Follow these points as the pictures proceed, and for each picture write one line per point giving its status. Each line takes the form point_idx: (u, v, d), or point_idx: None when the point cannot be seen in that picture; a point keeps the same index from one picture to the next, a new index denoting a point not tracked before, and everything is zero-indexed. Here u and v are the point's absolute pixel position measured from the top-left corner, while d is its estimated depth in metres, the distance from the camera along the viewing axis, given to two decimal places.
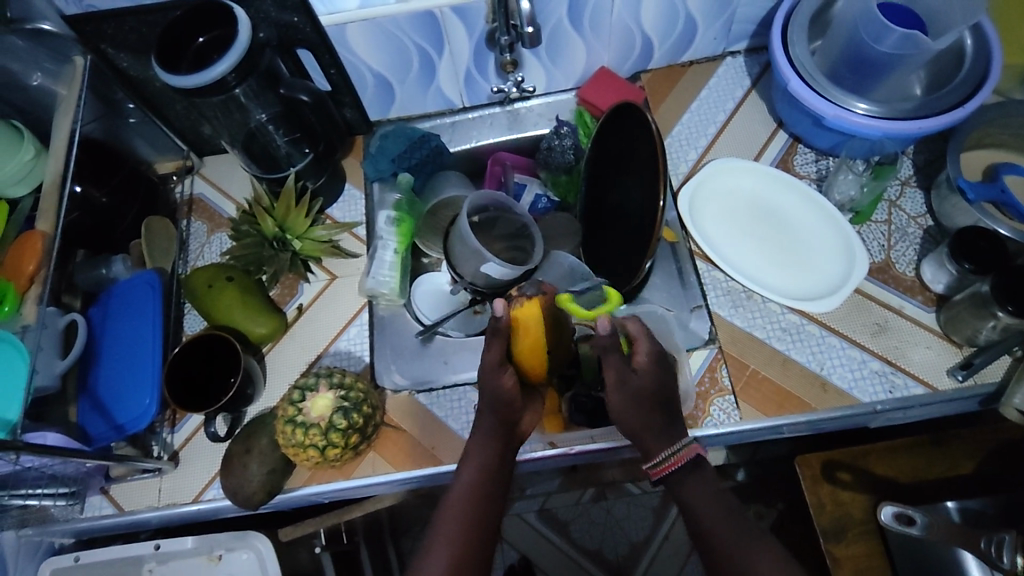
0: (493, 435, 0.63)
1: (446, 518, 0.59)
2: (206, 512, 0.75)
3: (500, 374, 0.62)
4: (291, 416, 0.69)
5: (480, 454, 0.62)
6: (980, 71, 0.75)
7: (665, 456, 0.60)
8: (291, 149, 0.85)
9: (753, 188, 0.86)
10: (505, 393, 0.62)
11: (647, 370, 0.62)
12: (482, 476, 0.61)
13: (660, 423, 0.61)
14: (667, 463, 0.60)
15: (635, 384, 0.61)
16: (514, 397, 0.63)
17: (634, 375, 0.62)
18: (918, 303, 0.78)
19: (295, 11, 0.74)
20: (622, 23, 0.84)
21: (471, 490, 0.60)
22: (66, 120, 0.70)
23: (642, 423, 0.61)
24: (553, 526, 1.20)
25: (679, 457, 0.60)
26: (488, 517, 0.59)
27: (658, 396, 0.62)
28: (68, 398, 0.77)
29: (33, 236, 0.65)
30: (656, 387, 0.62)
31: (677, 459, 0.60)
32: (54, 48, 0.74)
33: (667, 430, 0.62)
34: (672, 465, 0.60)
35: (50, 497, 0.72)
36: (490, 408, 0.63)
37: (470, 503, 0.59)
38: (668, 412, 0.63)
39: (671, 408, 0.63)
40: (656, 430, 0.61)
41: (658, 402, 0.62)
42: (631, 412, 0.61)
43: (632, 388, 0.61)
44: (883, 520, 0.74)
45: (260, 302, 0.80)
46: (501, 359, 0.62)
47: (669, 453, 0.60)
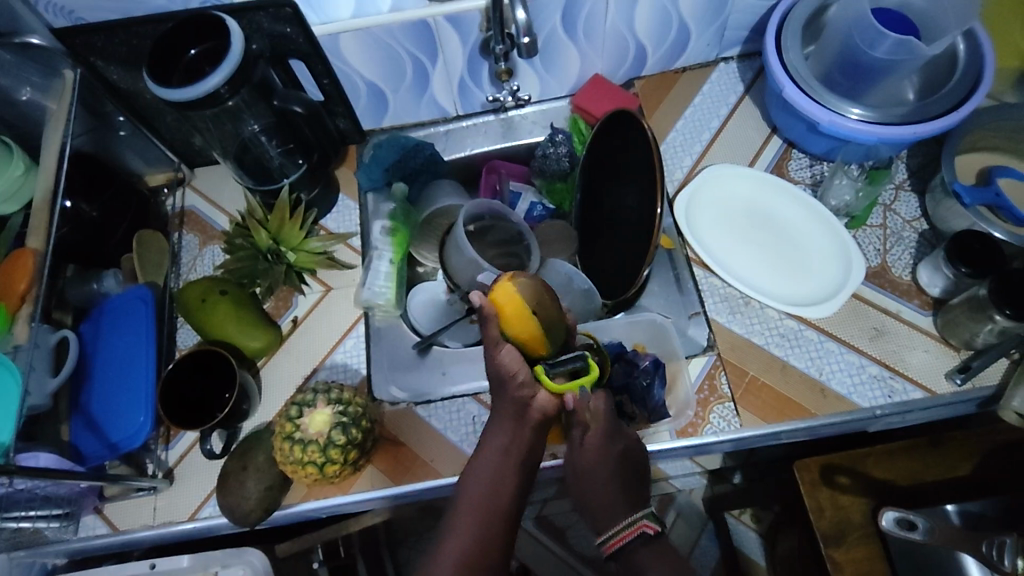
0: (504, 422, 0.62)
1: (459, 520, 0.61)
2: (202, 530, 0.74)
3: (500, 348, 0.59)
4: (289, 433, 0.69)
5: (496, 448, 0.63)
6: (973, 75, 0.75)
7: (618, 530, 0.65)
8: (284, 160, 0.84)
9: (749, 194, 0.86)
10: (506, 366, 0.59)
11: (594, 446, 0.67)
12: (494, 473, 0.62)
13: (618, 497, 0.67)
14: (618, 538, 0.65)
15: (586, 456, 0.67)
16: (519, 368, 0.59)
17: (584, 450, 0.67)
18: (915, 307, 0.78)
19: (288, 22, 0.73)
20: (616, 30, 0.84)
21: (481, 497, 0.61)
22: (56, 134, 0.69)
23: (601, 495, 0.67)
24: (552, 535, 1.19)
25: (628, 531, 0.65)
26: (499, 518, 0.61)
27: (617, 470, 0.68)
28: (60, 415, 0.75)
29: (24, 253, 0.64)
30: (609, 457, 0.67)
31: (629, 531, 0.65)
32: (42, 61, 0.73)
33: (623, 501, 0.67)
34: (622, 539, 0.65)
35: (45, 518, 0.72)
36: (500, 390, 0.62)
37: (480, 507, 0.61)
38: (630, 484, 0.68)
39: (634, 478, 0.68)
40: (611, 502, 0.67)
41: (616, 474, 0.67)
42: (591, 484, 0.67)
43: (582, 461, 0.68)
44: (884, 525, 0.73)
45: (254, 316, 0.79)
46: (499, 335, 0.59)
47: (621, 527, 0.65)
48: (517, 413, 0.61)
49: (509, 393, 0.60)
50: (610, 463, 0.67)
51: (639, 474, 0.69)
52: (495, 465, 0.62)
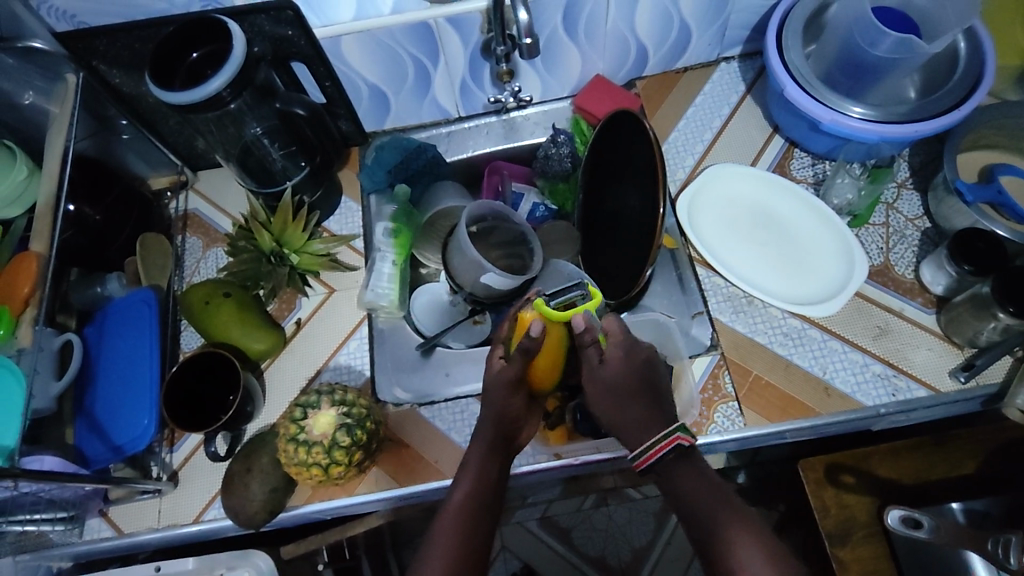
0: (488, 446, 0.63)
1: (443, 525, 0.58)
2: (207, 532, 0.74)
3: (513, 394, 0.64)
4: (293, 434, 0.69)
5: (478, 465, 0.62)
6: (974, 74, 0.75)
7: (651, 445, 0.58)
8: (286, 163, 0.84)
9: (752, 193, 0.87)
10: (510, 412, 0.64)
11: (616, 360, 0.63)
12: (478, 487, 0.61)
13: (637, 412, 0.61)
14: (648, 454, 0.58)
15: (602, 377, 0.63)
16: (518, 414, 0.65)
17: (604, 366, 0.63)
18: (918, 306, 0.78)
19: (290, 25, 0.73)
20: (617, 31, 0.84)
21: (467, 501, 0.59)
22: (60, 139, 0.69)
23: (618, 410, 0.62)
24: (556, 534, 1.19)
25: (661, 446, 0.58)
26: (483, 528, 0.59)
27: (635, 387, 0.62)
28: (64, 418, 0.75)
29: (28, 256, 0.64)
30: (633, 373, 0.63)
31: (658, 451, 0.58)
32: (45, 65, 0.73)
33: (647, 418, 0.61)
34: (653, 459, 0.58)
35: (49, 522, 0.70)
36: (494, 423, 0.64)
37: (467, 513, 0.59)
38: (654, 401, 0.62)
39: (657, 398, 0.62)
40: (636, 421, 0.61)
41: (638, 388, 0.62)
42: (606, 402, 0.63)
43: (602, 383, 0.63)
44: (889, 523, 0.73)
45: (258, 318, 0.79)
46: (513, 379, 0.63)
47: (653, 442, 0.58)
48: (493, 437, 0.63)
49: (503, 429, 0.64)
50: (627, 383, 0.62)
51: (663, 392, 0.63)
52: (479, 481, 0.61)
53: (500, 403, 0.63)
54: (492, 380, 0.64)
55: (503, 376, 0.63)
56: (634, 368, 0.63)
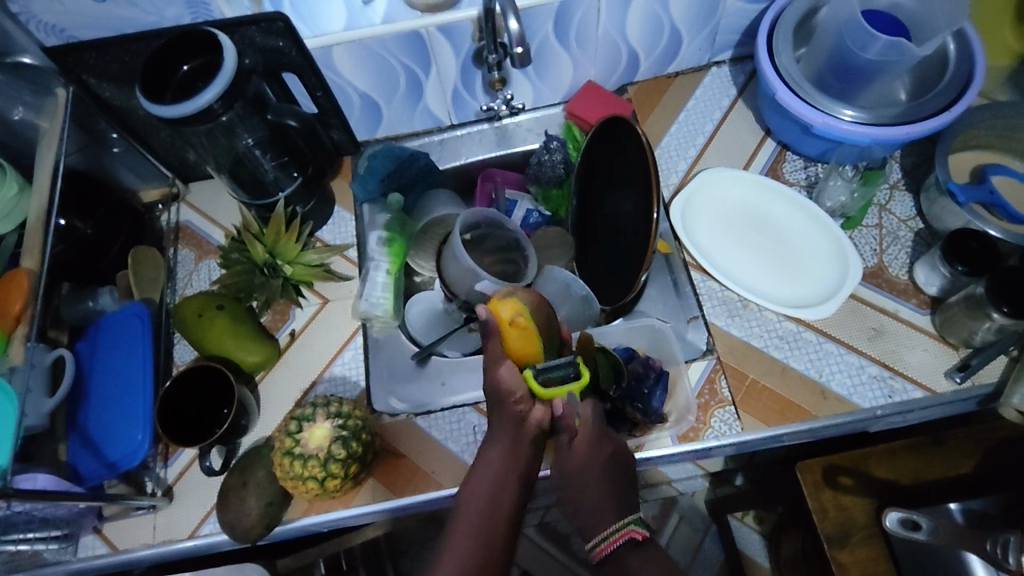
0: (502, 438, 0.58)
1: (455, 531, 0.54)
2: (203, 547, 0.73)
3: (501, 367, 0.60)
4: (289, 448, 0.68)
5: (498, 463, 0.57)
6: (964, 75, 0.76)
7: (605, 534, 0.58)
8: (279, 174, 0.84)
9: (745, 196, 0.87)
10: (503, 387, 0.59)
11: (584, 447, 0.62)
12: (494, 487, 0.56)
13: (603, 499, 0.60)
14: (606, 542, 0.57)
15: (569, 461, 0.62)
16: (516, 389, 0.59)
17: (571, 451, 0.63)
18: (913, 306, 0.78)
19: (280, 36, 0.73)
20: (608, 37, 0.85)
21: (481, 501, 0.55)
22: (50, 153, 0.69)
23: (581, 492, 0.61)
24: (555, 541, 1.19)
25: (616, 536, 0.57)
26: (502, 528, 0.54)
27: (600, 474, 0.62)
28: (57, 435, 0.74)
29: (19, 274, 0.64)
30: (599, 463, 0.62)
31: (615, 539, 0.57)
32: (35, 80, 0.73)
33: (610, 505, 0.60)
34: (610, 546, 0.57)
35: (43, 540, 0.70)
36: (498, 411, 0.60)
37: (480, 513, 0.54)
38: (616, 489, 0.61)
39: (620, 486, 0.62)
40: (597, 508, 0.60)
41: (604, 474, 0.62)
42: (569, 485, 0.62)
43: (566, 467, 0.63)
44: (889, 526, 0.73)
45: (252, 330, 0.79)
46: None
47: (608, 530, 0.58)
48: (513, 428, 0.58)
49: (508, 413, 0.59)
50: (592, 469, 0.62)
51: (626, 481, 0.63)
52: (496, 480, 0.56)
53: (490, 377, 0.60)
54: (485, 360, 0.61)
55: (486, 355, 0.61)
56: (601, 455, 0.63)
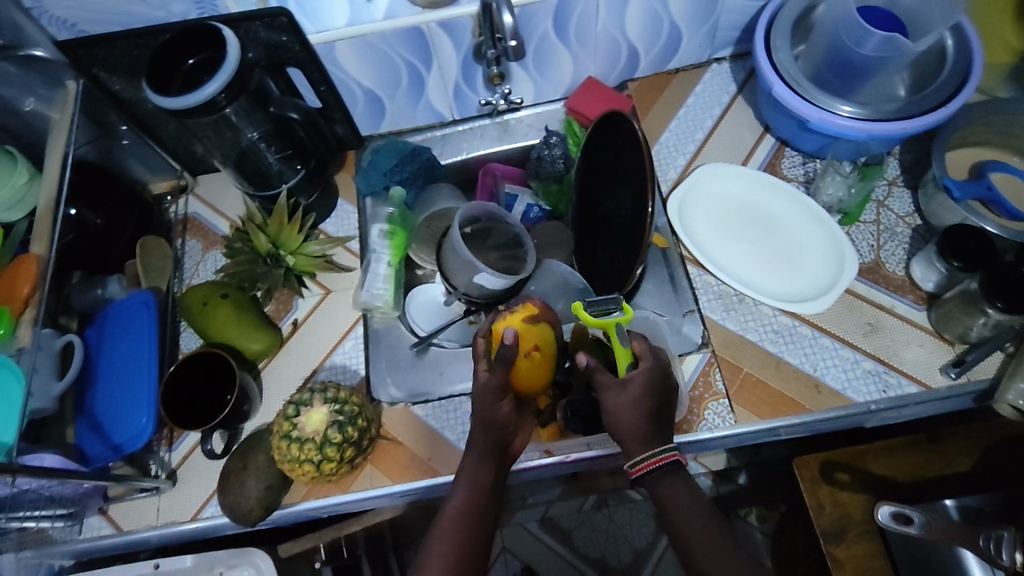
0: (485, 452, 0.63)
1: (440, 533, 0.60)
2: (204, 530, 0.75)
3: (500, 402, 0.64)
4: (287, 431, 0.70)
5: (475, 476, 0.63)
6: (961, 71, 0.76)
7: (644, 458, 0.60)
8: (283, 167, 0.85)
9: (743, 192, 0.87)
10: (500, 418, 0.64)
11: (643, 380, 0.63)
12: (476, 498, 0.61)
13: (644, 428, 0.62)
14: (646, 464, 0.60)
15: (624, 397, 0.63)
16: (509, 420, 0.64)
17: (631, 385, 0.63)
18: (910, 302, 0.78)
19: (283, 31, 0.75)
20: (607, 34, 0.86)
21: (465, 507, 0.61)
22: (59, 144, 0.71)
23: (631, 427, 0.61)
24: (556, 535, 1.20)
25: (659, 459, 0.60)
26: (482, 531, 0.60)
27: (651, 405, 0.63)
28: (66, 418, 0.76)
29: (28, 259, 0.66)
30: (655, 397, 0.63)
31: (657, 461, 0.60)
32: (47, 73, 0.75)
33: (653, 435, 0.62)
34: (650, 468, 0.60)
35: (49, 518, 0.72)
36: (484, 429, 0.64)
37: (464, 519, 0.60)
38: (661, 419, 0.63)
39: (665, 417, 0.63)
40: (642, 435, 0.61)
41: (652, 409, 0.62)
42: (622, 417, 0.62)
43: (623, 398, 0.63)
44: (881, 520, 0.69)
45: (254, 318, 0.80)
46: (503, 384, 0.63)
47: (649, 454, 0.60)
48: (489, 444, 0.63)
49: (493, 433, 0.64)
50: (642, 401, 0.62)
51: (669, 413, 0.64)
52: (474, 495, 0.62)
53: (488, 409, 0.63)
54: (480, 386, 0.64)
55: (488, 383, 0.63)
56: (654, 388, 0.63)
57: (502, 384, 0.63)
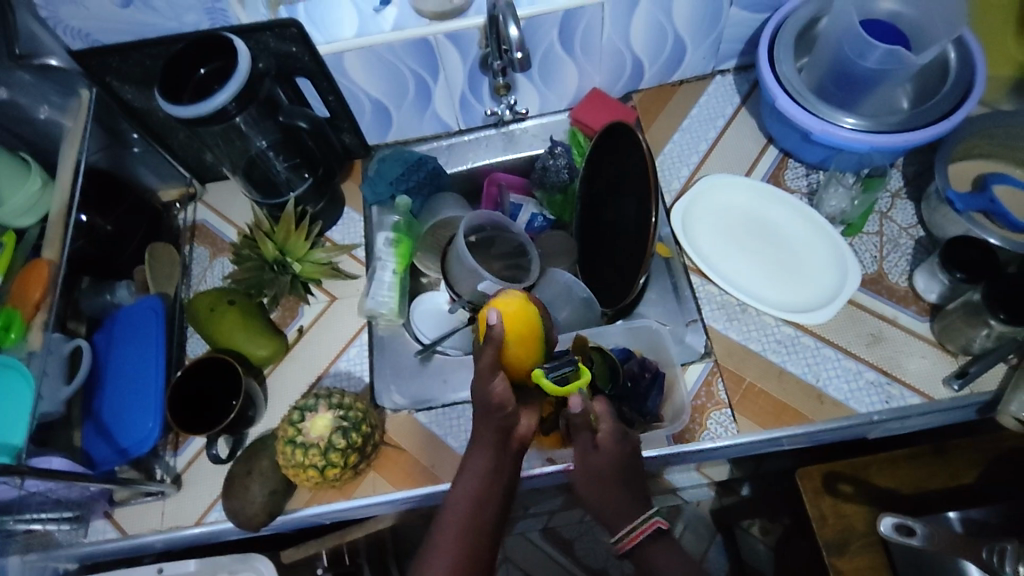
0: (489, 445, 0.62)
1: (444, 535, 0.59)
2: (208, 535, 0.75)
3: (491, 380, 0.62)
4: (291, 437, 0.71)
5: (480, 472, 0.61)
6: (964, 85, 0.77)
7: (630, 530, 0.63)
8: (291, 175, 0.87)
9: (745, 203, 0.88)
10: (494, 400, 0.61)
11: (609, 445, 0.65)
12: (481, 491, 0.60)
13: (620, 499, 0.64)
14: (632, 536, 0.63)
15: (594, 462, 0.65)
16: (505, 402, 0.62)
17: (597, 452, 0.65)
18: (913, 313, 0.79)
19: (293, 42, 0.76)
20: (612, 46, 0.87)
21: (468, 505, 0.60)
22: (72, 152, 0.72)
23: (609, 499, 0.64)
24: (559, 546, 1.20)
25: (643, 530, 0.63)
26: (486, 530, 0.59)
27: (622, 473, 0.65)
28: (72, 422, 0.77)
29: (40, 264, 0.67)
30: (624, 457, 0.66)
31: (639, 534, 0.63)
32: (60, 81, 0.77)
33: (634, 502, 0.65)
34: (635, 540, 0.63)
35: (55, 520, 0.73)
36: (482, 419, 0.62)
37: (468, 518, 0.59)
38: (637, 484, 0.66)
39: (637, 482, 0.66)
40: (621, 505, 0.64)
41: (624, 473, 0.65)
42: (593, 488, 0.65)
43: (592, 465, 0.65)
44: (883, 531, 0.69)
45: (261, 324, 0.81)
46: (493, 364, 0.62)
47: (633, 525, 0.63)
48: (498, 439, 0.62)
49: (492, 422, 0.62)
50: (615, 467, 0.65)
51: (640, 478, 0.66)
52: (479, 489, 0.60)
53: (482, 389, 0.62)
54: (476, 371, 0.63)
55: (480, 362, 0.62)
56: (623, 452, 0.66)
57: (493, 363, 0.61)
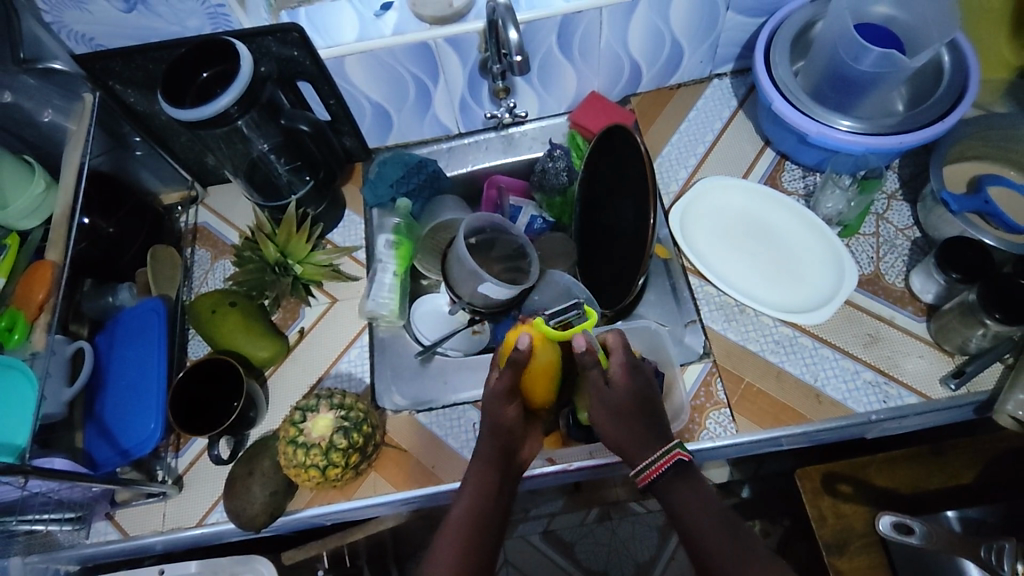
0: (490, 459, 0.64)
1: (446, 540, 0.60)
2: (209, 536, 0.75)
3: (505, 405, 0.65)
4: (293, 437, 0.71)
5: (483, 483, 0.63)
6: (958, 87, 0.77)
7: (652, 460, 0.61)
8: (291, 177, 0.87)
9: (742, 203, 0.89)
10: (506, 423, 0.65)
11: (621, 380, 0.65)
12: (483, 498, 0.62)
13: (641, 431, 0.63)
14: (650, 470, 0.61)
15: (608, 394, 0.64)
16: (514, 426, 0.66)
17: (610, 388, 0.65)
18: (909, 314, 0.79)
19: (294, 46, 0.76)
20: (610, 50, 0.88)
21: (469, 510, 0.61)
22: (75, 154, 0.73)
23: (629, 432, 0.63)
24: (559, 549, 1.20)
25: (662, 461, 0.61)
26: (488, 534, 0.60)
27: (640, 405, 0.64)
28: (75, 424, 0.78)
29: (44, 265, 0.67)
30: (637, 392, 0.65)
31: (659, 465, 0.61)
32: (64, 85, 0.77)
33: (651, 436, 0.63)
34: (655, 472, 0.60)
35: (57, 521, 0.72)
36: (487, 438, 0.65)
37: (469, 525, 0.60)
38: (654, 418, 0.64)
39: (657, 417, 0.65)
40: (639, 436, 0.63)
41: (641, 408, 0.64)
42: (611, 425, 0.64)
43: (608, 400, 0.64)
44: (881, 530, 0.69)
45: (263, 326, 0.82)
46: (509, 390, 0.64)
47: (655, 456, 0.61)
48: (499, 454, 0.64)
49: (497, 441, 0.65)
50: (630, 401, 0.64)
51: (659, 411, 0.65)
52: (479, 496, 0.62)
53: (495, 413, 0.64)
54: (488, 392, 0.65)
55: (496, 388, 0.65)
56: (638, 387, 0.65)
57: (508, 389, 0.64)
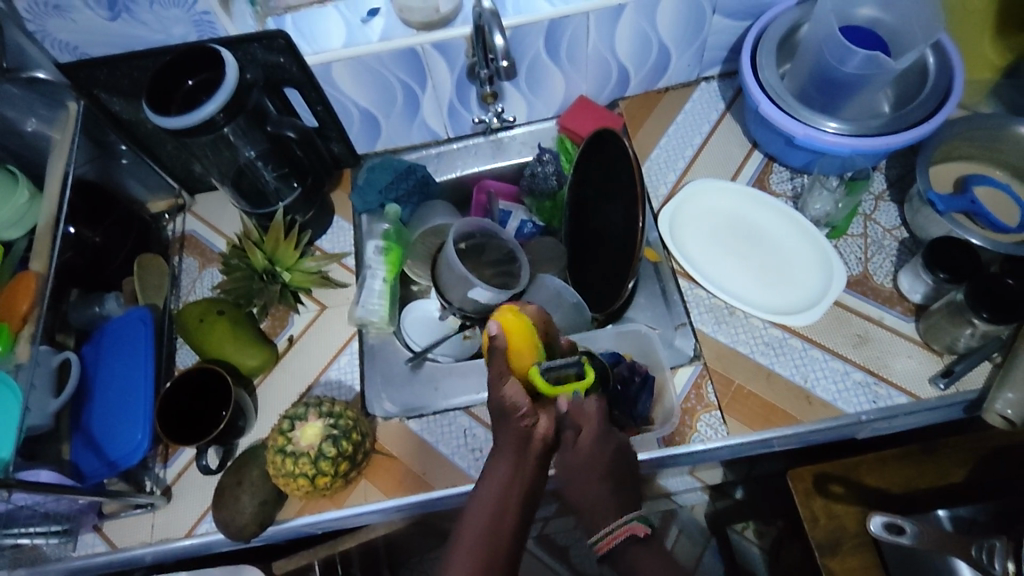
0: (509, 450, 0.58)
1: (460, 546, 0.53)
2: (199, 547, 0.75)
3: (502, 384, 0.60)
4: (281, 446, 0.70)
5: (504, 478, 0.57)
6: (943, 88, 0.78)
7: (609, 530, 0.59)
8: (279, 184, 0.87)
9: (731, 207, 0.89)
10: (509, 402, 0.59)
11: (587, 444, 0.61)
12: (500, 497, 0.55)
13: (608, 498, 0.61)
14: (608, 539, 0.59)
15: (573, 458, 0.61)
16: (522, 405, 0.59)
17: (574, 450, 0.62)
18: (897, 314, 0.80)
19: (281, 53, 0.76)
20: (597, 54, 0.88)
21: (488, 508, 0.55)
22: (60, 164, 0.72)
23: (591, 501, 0.61)
24: (554, 553, 1.20)
25: (619, 532, 0.58)
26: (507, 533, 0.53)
27: (602, 473, 0.62)
28: (61, 435, 0.77)
29: (27, 276, 0.67)
30: (604, 460, 0.62)
31: (618, 535, 0.58)
32: (48, 94, 0.77)
33: (616, 506, 0.60)
34: (613, 542, 0.58)
35: (44, 535, 0.72)
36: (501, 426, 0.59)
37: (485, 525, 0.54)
38: (618, 487, 0.62)
39: (625, 485, 0.62)
40: (601, 505, 0.60)
41: (608, 473, 0.62)
42: (576, 490, 0.62)
43: (568, 463, 0.62)
44: (873, 530, 0.70)
45: (251, 334, 0.81)
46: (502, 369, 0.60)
47: (612, 527, 0.59)
48: (517, 441, 0.58)
49: (510, 427, 0.58)
50: (597, 465, 0.62)
51: (628, 478, 0.63)
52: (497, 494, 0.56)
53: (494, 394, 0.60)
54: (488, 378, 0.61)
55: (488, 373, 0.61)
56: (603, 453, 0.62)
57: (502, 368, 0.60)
